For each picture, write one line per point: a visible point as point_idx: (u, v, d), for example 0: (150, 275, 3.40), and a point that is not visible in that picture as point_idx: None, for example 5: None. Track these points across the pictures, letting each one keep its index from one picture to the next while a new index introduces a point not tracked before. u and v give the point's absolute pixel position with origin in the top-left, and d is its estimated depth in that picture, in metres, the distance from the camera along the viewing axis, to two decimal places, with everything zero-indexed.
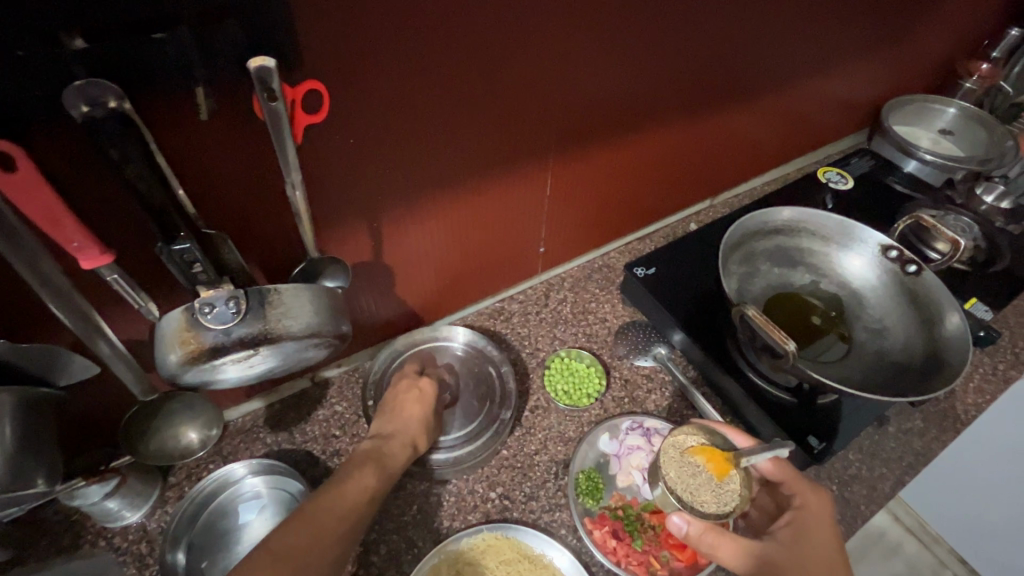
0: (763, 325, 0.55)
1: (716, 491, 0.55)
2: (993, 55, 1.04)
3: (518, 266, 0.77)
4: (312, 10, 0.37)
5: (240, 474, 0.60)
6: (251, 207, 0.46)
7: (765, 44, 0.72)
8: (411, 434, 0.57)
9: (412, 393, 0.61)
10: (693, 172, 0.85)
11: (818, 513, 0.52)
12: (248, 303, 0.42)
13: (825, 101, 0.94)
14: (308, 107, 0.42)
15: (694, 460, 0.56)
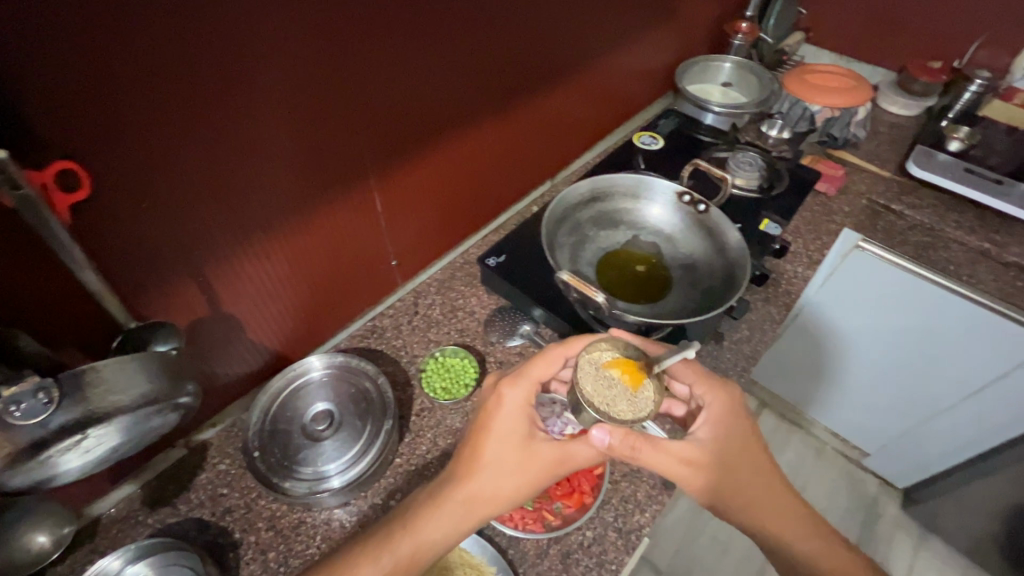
0: (577, 284, 0.62)
1: (631, 402, 0.56)
2: (748, 14, 1.23)
3: (375, 282, 0.80)
4: (42, 96, 0.38)
5: (117, 567, 0.55)
6: (42, 294, 0.45)
7: (543, 38, 0.81)
8: (502, 465, 0.57)
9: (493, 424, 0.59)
10: (520, 161, 0.92)
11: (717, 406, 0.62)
12: (61, 390, 0.40)
13: (624, 74, 1.07)
14: (68, 186, 0.42)
15: (611, 374, 0.57)
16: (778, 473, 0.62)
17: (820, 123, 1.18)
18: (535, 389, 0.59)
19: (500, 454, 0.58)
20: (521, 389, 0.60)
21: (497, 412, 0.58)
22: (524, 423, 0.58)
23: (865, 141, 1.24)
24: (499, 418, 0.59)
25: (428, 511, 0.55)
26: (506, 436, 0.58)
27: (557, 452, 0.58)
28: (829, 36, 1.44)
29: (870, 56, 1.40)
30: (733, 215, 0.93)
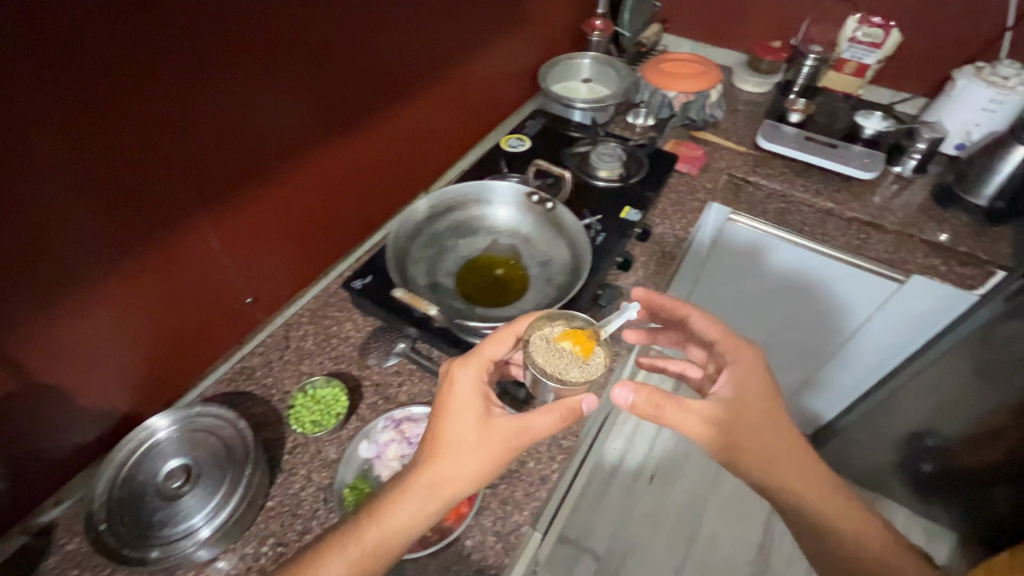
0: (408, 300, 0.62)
1: (583, 366, 0.63)
2: (599, 12, 1.28)
3: (233, 320, 0.78)
4: None
5: None
6: None
7: (370, 55, 0.80)
8: (464, 441, 0.60)
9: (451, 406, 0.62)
10: (377, 178, 0.92)
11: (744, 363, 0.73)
12: None
13: (483, 81, 1.09)
14: None
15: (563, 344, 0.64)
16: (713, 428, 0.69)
17: (678, 108, 1.25)
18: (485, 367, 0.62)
19: (460, 433, 0.61)
20: (474, 367, 0.64)
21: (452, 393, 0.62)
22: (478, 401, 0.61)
23: (723, 119, 1.32)
24: (456, 399, 0.62)
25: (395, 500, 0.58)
26: (464, 414, 0.61)
27: (514, 424, 0.60)
28: (684, 22, 1.52)
29: (722, 39, 1.49)
30: (597, 207, 0.97)
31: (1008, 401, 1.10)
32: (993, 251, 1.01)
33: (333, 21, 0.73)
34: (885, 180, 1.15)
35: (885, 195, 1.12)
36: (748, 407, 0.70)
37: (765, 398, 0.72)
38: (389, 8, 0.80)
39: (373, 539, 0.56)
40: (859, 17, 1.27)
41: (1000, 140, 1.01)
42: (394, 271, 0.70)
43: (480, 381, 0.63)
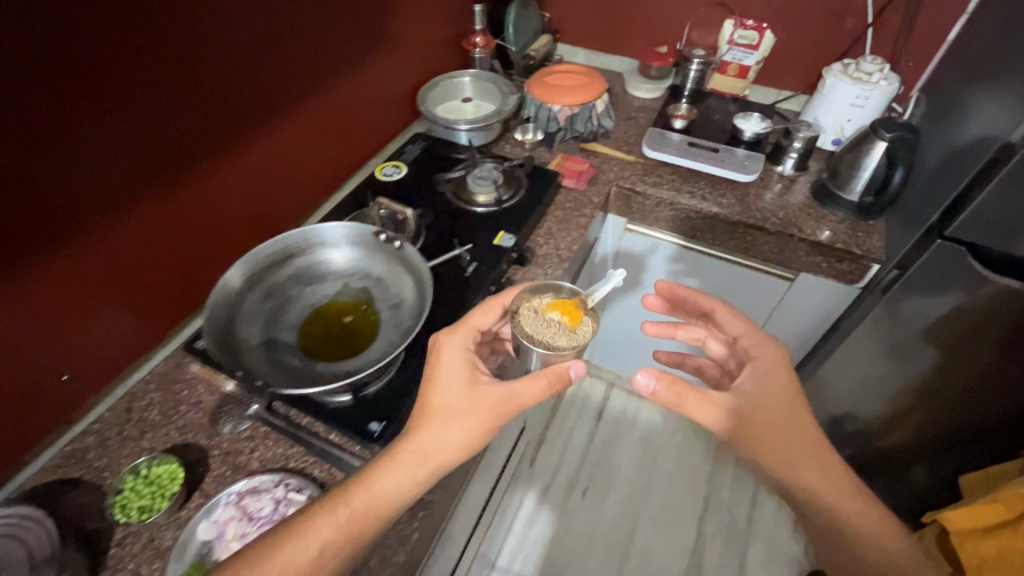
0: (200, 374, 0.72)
1: (570, 335, 0.74)
2: (477, 29, 1.24)
3: (54, 399, 0.71)
4: None
5: None
6: None
7: (193, 102, 0.75)
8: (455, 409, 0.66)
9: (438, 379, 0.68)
10: (223, 224, 0.87)
11: (771, 355, 0.76)
12: None
13: (347, 110, 1.05)
14: None
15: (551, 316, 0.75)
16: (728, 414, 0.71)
17: (564, 122, 1.23)
18: (471, 340, 0.69)
19: (446, 401, 0.66)
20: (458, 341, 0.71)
21: (441, 365, 0.68)
22: (465, 372, 0.68)
23: (614, 129, 1.30)
24: (444, 369, 0.69)
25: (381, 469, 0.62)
26: (451, 383, 0.68)
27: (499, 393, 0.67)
28: (575, 28, 1.50)
29: (614, 47, 1.49)
30: (470, 235, 0.93)
31: (904, 389, 1.12)
32: (867, 246, 1.04)
33: (137, 73, 0.67)
34: (768, 182, 1.17)
35: (767, 198, 1.13)
36: (773, 401, 0.72)
37: (789, 391, 0.72)
38: (208, 51, 0.75)
39: (361, 505, 0.60)
40: (733, 20, 1.29)
41: (863, 134, 1.02)
42: (216, 334, 0.64)
43: (464, 354, 0.70)
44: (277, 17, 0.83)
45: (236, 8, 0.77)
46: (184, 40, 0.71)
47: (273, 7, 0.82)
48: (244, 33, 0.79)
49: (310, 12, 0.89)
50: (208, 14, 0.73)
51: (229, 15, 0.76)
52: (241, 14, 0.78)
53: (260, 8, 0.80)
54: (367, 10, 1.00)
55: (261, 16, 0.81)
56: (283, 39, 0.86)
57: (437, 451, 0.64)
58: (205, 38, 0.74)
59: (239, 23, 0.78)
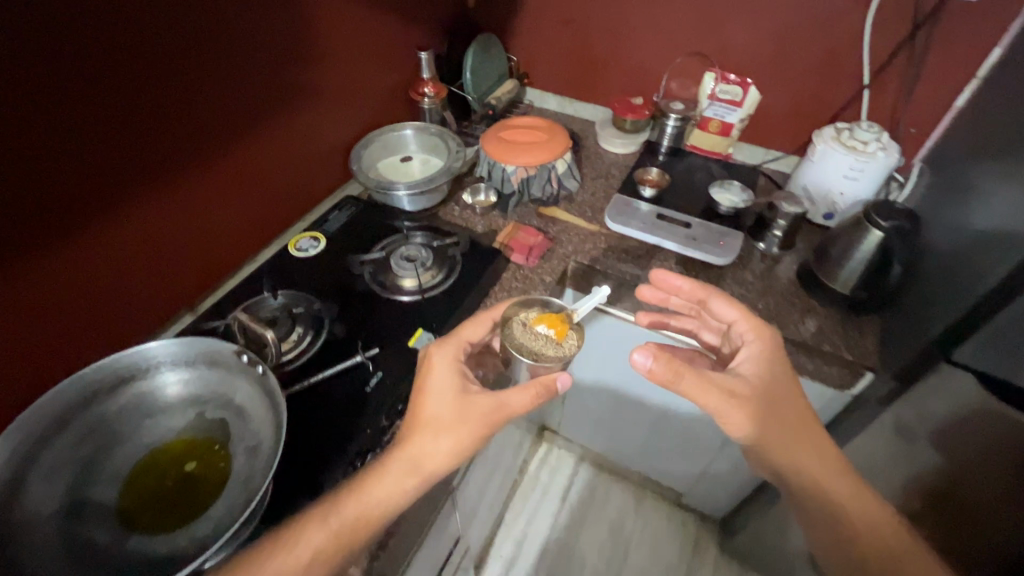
0: None
1: (557, 345, 0.69)
2: (425, 76, 1.10)
3: None
4: None
5: None
6: None
7: (22, 178, 0.59)
8: (445, 420, 0.63)
9: (426, 392, 0.65)
10: (81, 316, 0.71)
11: (766, 339, 0.72)
12: None
13: (263, 173, 0.90)
14: None
15: (539, 328, 0.71)
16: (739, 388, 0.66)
17: (518, 185, 1.08)
18: (460, 348, 0.68)
19: (435, 411, 0.63)
20: (451, 349, 0.68)
21: (430, 375, 0.66)
22: (454, 381, 0.65)
23: (580, 190, 1.16)
24: (435, 378, 0.66)
25: (372, 477, 0.59)
26: (442, 391, 0.65)
27: (489, 402, 0.64)
28: (546, 73, 1.37)
29: (586, 95, 1.36)
30: (383, 335, 0.78)
31: None
32: (859, 349, 0.88)
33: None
34: (748, 263, 1.02)
35: (746, 282, 0.98)
36: (772, 386, 0.68)
37: (784, 384, 0.69)
38: (53, 115, 0.59)
39: (351, 514, 0.57)
40: (715, 73, 1.15)
41: (855, 220, 0.88)
42: None
43: (457, 360, 0.68)
44: (165, 70, 0.69)
45: (101, 63, 0.62)
46: (13, 104, 0.56)
47: (158, 60, 0.67)
48: (106, 91, 0.63)
49: (212, 62, 0.74)
50: (51, 72, 0.58)
51: (89, 72, 0.61)
52: (110, 70, 0.63)
53: (139, 61, 0.65)
54: (291, 56, 0.86)
55: (142, 71, 0.66)
56: (174, 95, 0.71)
57: (429, 461, 0.61)
58: (52, 100, 0.59)
59: (107, 80, 0.63)
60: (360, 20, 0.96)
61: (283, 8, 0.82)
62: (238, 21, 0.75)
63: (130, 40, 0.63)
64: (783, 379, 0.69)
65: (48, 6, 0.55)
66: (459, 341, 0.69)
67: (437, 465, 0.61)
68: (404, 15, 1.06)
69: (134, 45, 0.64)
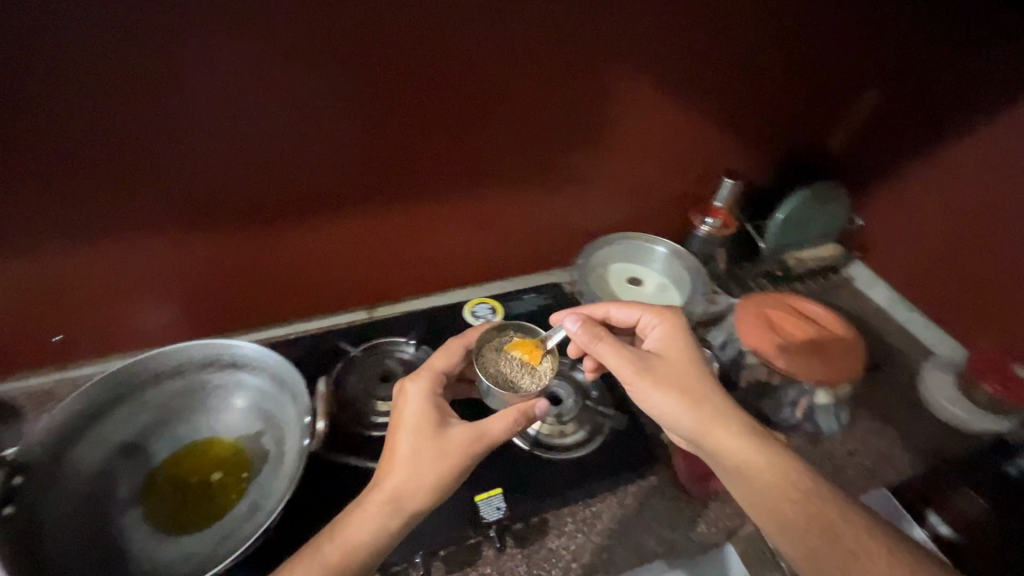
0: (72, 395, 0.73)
1: (532, 373, 0.65)
2: (716, 204, 0.90)
3: (26, 353, 0.71)
4: None
5: None
6: None
7: (277, 157, 0.63)
8: (428, 450, 0.53)
9: (397, 423, 0.56)
10: (275, 284, 0.76)
11: (667, 316, 0.63)
12: None
13: (491, 231, 0.84)
14: None
15: (511, 355, 0.66)
16: (639, 353, 0.59)
17: (744, 383, 0.80)
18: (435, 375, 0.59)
19: (408, 445, 0.54)
20: (424, 379, 0.59)
21: (402, 407, 0.56)
22: (429, 410, 0.56)
23: (839, 435, 0.79)
24: (405, 416, 0.56)
25: (348, 513, 0.51)
26: (416, 425, 0.55)
27: (470, 431, 0.55)
28: (893, 260, 0.98)
29: (939, 316, 0.93)
30: None
31: None
32: None
33: (219, 114, 0.58)
34: None
35: None
36: (675, 364, 0.59)
37: (695, 353, 0.60)
38: (325, 116, 0.62)
39: (332, 555, 0.48)
40: None
41: None
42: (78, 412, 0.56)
43: (430, 393, 0.58)
44: (444, 107, 0.67)
45: (384, 86, 0.62)
46: (300, 97, 0.60)
47: (441, 99, 0.66)
48: (379, 111, 0.64)
49: (495, 114, 0.70)
50: (341, 82, 0.60)
51: (372, 93, 0.62)
52: (396, 92, 0.63)
53: (421, 95, 0.65)
54: (579, 135, 0.77)
55: (420, 102, 0.65)
56: (442, 131, 0.69)
57: (414, 497, 0.51)
58: (329, 105, 0.61)
59: (387, 98, 0.63)
60: (677, 124, 0.82)
61: (597, 89, 0.73)
62: (543, 84, 0.69)
63: (423, 74, 0.63)
64: (690, 358, 0.59)
65: (369, 26, 0.57)
66: (434, 369, 0.60)
67: (422, 501, 0.51)
68: (733, 132, 0.88)
69: (429, 78, 0.64)
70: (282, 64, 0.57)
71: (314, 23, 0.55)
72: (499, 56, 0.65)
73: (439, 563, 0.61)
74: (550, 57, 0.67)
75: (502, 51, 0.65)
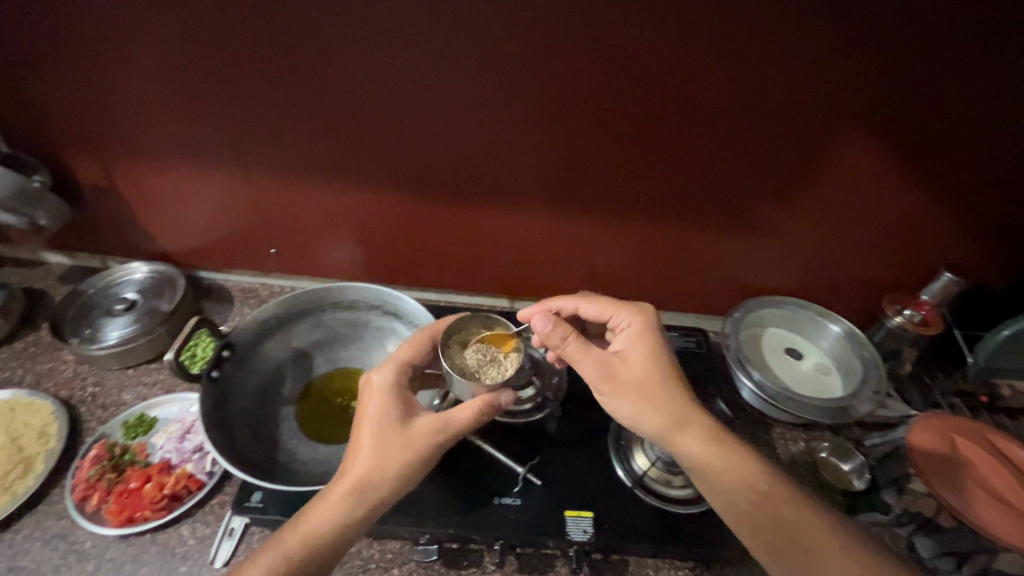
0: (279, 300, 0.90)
1: (497, 366, 0.63)
2: (923, 297, 0.77)
3: (255, 257, 0.89)
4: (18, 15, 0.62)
5: None
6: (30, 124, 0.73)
7: (480, 143, 0.70)
8: (395, 442, 0.53)
9: (364, 415, 0.56)
10: (444, 255, 0.85)
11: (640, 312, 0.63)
12: None
13: (651, 260, 0.82)
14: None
15: (477, 346, 0.65)
16: (603, 357, 0.59)
17: (899, 508, 0.68)
18: (401, 367, 0.58)
19: (373, 438, 0.54)
20: (390, 372, 0.59)
21: (367, 399, 0.56)
22: (394, 405, 0.56)
23: None
24: (369, 410, 0.56)
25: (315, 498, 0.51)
26: (380, 420, 0.55)
27: (436, 425, 0.55)
28: None
29: None
30: (567, 474, 0.67)
31: None
32: None
33: (441, 97, 0.65)
34: None
35: None
36: (640, 373, 0.58)
37: (661, 358, 0.59)
38: (531, 114, 0.67)
39: (298, 540, 0.49)
40: None
41: None
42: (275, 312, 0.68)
43: (395, 385, 0.57)
44: (641, 129, 0.67)
45: (591, 97, 0.64)
46: (517, 93, 0.65)
47: (641, 119, 0.66)
48: (580, 119, 0.67)
49: (689, 144, 0.68)
50: (556, 87, 0.64)
51: (580, 102, 0.65)
52: (600, 104, 0.65)
53: (614, 109, 0.65)
54: (770, 184, 0.71)
55: (620, 117, 0.66)
56: (631, 150, 0.69)
57: (379, 487, 0.51)
58: (526, 102, 0.65)
59: (591, 109, 0.66)
60: (903, 194, 0.71)
61: (808, 137, 0.66)
62: (752, 124, 0.65)
63: (631, 92, 0.64)
64: (654, 364, 0.59)
65: (597, 41, 0.60)
66: (401, 361, 0.59)
67: (387, 490, 0.52)
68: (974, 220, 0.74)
69: (635, 97, 0.64)
70: (500, 57, 0.62)
71: (550, 31, 0.59)
72: (712, 89, 0.63)
73: (513, 558, 0.63)
74: (763, 94, 0.63)
75: (711, 79, 0.62)
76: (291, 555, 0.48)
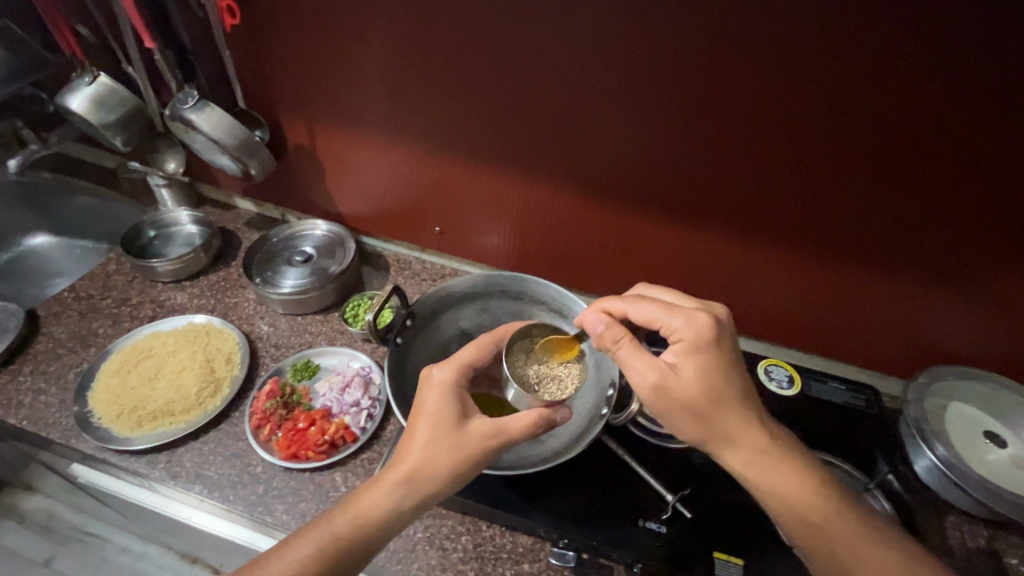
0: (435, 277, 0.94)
1: (560, 381, 0.62)
2: None
3: (419, 232, 0.94)
4: None
5: (185, 221, 0.98)
6: (261, 87, 0.81)
7: (674, 155, 0.67)
8: (450, 444, 0.52)
9: (422, 410, 0.55)
10: (603, 260, 0.84)
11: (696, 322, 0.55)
12: (183, 97, 0.79)
13: (827, 304, 0.76)
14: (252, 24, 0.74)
15: (544, 355, 0.64)
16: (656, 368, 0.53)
17: None
18: (463, 367, 0.56)
19: (428, 434, 0.52)
20: (450, 370, 0.57)
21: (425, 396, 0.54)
22: (452, 406, 0.54)
23: None
24: (426, 406, 0.55)
25: (363, 487, 0.51)
26: (437, 419, 0.53)
27: (493, 432, 0.53)
28: None
29: None
30: (714, 512, 0.63)
31: None
32: None
33: (652, 104, 0.64)
34: None
35: None
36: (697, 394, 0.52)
37: (720, 377, 0.52)
38: (736, 132, 0.62)
39: (341, 527, 0.49)
40: None
41: None
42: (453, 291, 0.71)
43: (455, 385, 0.56)
44: (856, 163, 0.60)
45: (813, 123, 0.59)
46: (729, 109, 0.61)
47: (859, 153, 0.59)
48: (792, 145, 0.61)
49: (909, 188, 0.60)
50: (775, 108, 0.59)
51: (795, 127, 0.60)
52: (818, 133, 0.59)
53: (822, 131, 0.59)
54: (993, 246, 0.61)
55: (836, 149, 0.60)
56: (837, 185, 0.63)
57: (428, 484, 0.51)
58: (730, 114, 0.61)
59: (804, 135, 0.60)
60: None
61: None
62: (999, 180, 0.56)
63: (859, 124, 0.57)
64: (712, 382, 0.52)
65: (840, 65, 0.54)
66: (465, 361, 0.58)
67: (435, 488, 0.51)
68: None
69: (863, 130, 0.57)
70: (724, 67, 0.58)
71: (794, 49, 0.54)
72: (959, 133, 0.54)
73: None
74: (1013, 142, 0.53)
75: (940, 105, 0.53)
76: (335, 539, 0.48)
